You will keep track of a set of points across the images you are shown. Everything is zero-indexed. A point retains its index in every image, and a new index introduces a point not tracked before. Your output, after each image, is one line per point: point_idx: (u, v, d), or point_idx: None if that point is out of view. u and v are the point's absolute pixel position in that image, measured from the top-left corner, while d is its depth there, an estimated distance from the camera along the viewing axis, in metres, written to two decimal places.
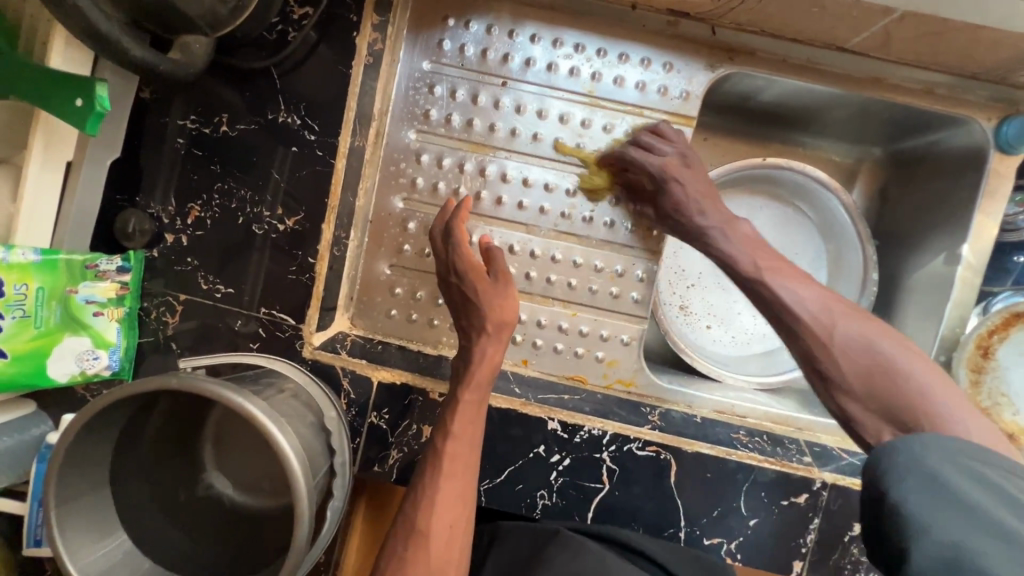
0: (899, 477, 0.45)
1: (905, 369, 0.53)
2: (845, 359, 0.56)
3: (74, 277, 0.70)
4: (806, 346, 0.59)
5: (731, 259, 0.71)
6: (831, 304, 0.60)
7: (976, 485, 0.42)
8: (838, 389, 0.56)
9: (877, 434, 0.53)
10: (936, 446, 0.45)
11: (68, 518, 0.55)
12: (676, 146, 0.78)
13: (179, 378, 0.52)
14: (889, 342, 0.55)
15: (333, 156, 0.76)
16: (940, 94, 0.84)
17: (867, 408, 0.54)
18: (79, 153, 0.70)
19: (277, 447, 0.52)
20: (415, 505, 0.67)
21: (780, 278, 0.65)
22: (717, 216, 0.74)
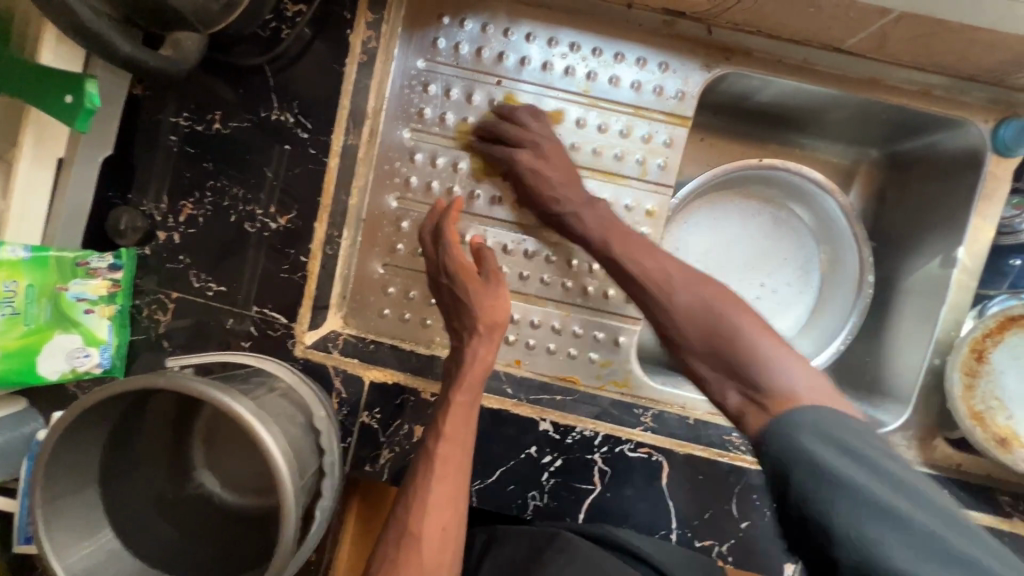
0: (785, 464, 0.47)
1: (730, 325, 0.58)
2: (686, 324, 0.61)
3: (65, 274, 0.70)
4: (658, 316, 0.64)
5: (587, 241, 0.75)
6: (671, 272, 0.65)
7: (847, 460, 0.44)
8: (685, 350, 0.61)
9: (722, 392, 0.57)
10: (810, 428, 0.47)
11: (54, 516, 0.55)
12: (532, 135, 0.78)
13: (166, 377, 0.52)
14: (720, 302, 0.60)
15: (326, 155, 0.76)
16: (937, 96, 0.83)
17: (710, 366, 0.58)
18: (70, 150, 0.70)
19: (264, 447, 0.52)
20: (408, 506, 0.67)
21: (664, 262, 0.67)
22: (574, 201, 0.76)
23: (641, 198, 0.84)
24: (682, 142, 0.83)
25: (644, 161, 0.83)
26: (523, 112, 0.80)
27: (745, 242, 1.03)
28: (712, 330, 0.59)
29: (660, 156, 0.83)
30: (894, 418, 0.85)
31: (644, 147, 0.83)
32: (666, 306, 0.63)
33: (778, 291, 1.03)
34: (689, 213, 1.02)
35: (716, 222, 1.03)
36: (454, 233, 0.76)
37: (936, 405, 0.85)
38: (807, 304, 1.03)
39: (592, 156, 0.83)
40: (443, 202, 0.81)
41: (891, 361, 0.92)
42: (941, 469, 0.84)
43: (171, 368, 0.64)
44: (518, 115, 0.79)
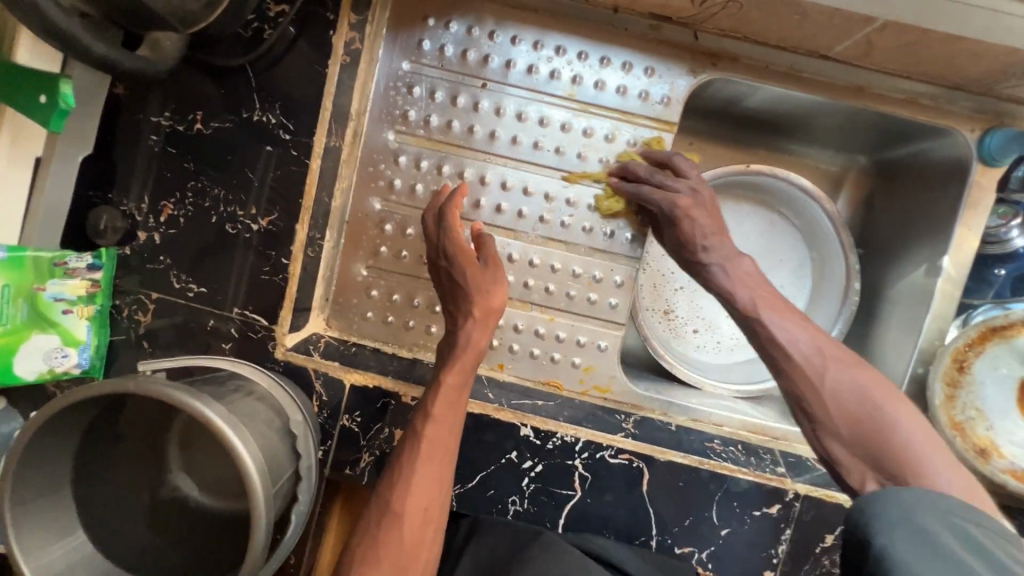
0: (888, 524, 0.47)
1: (888, 418, 0.56)
2: (832, 407, 0.58)
3: (42, 275, 0.70)
4: (797, 388, 0.61)
5: (732, 300, 0.71)
6: (825, 350, 0.62)
7: (962, 543, 0.44)
8: (824, 431, 0.59)
9: (860, 479, 0.56)
10: (927, 500, 0.48)
11: (23, 518, 0.55)
12: (689, 183, 0.77)
13: (137, 382, 0.52)
14: (877, 389, 0.58)
15: (307, 156, 0.75)
16: (924, 104, 0.83)
17: (855, 455, 0.57)
18: (48, 148, 0.70)
19: (232, 451, 0.52)
20: (390, 485, 0.67)
21: (778, 320, 0.65)
22: (721, 253, 0.74)
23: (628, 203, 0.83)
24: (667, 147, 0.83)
25: None
26: (677, 159, 0.79)
27: (735, 243, 1.03)
28: (863, 419, 0.57)
29: None
30: None
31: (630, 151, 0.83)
32: (814, 382, 0.60)
33: None
34: None
35: None
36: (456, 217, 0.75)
37: None
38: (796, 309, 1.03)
39: None
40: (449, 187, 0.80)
41: (875, 370, 0.92)
42: None
43: (143, 372, 0.63)
44: (672, 161, 0.79)
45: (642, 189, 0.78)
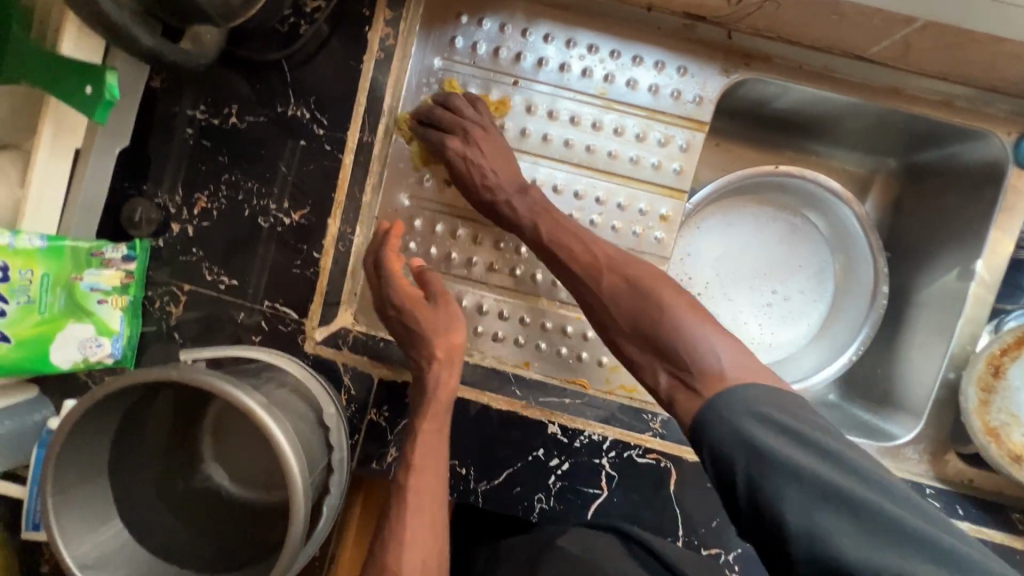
0: (727, 453, 0.49)
1: (653, 304, 0.60)
2: (614, 306, 0.62)
3: (79, 264, 0.70)
4: (589, 298, 0.66)
5: (520, 233, 0.74)
6: (611, 255, 0.67)
7: (787, 442, 0.48)
8: (615, 333, 0.63)
9: (653, 373, 0.58)
10: (744, 410, 0.50)
11: (65, 507, 0.55)
12: (463, 121, 0.76)
13: (179, 371, 0.52)
14: (648, 283, 0.62)
15: (341, 151, 0.76)
16: (960, 106, 0.82)
17: (638, 347, 0.60)
18: (87, 140, 0.70)
19: (274, 442, 0.52)
20: (387, 545, 0.68)
21: (560, 239, 0.70)
22: (509, 189, 0.74)
23: (656, 202, 0.83)
24: (699, 146, 0.82)
25: (660, 164, 0.82)
26: (455, 97, 0.78)
27: (757, 249, 1.02)
28: (637, 311, 0.60)
29: (677, 161, 0.82)
30: (905, 431, 0.85)
31: (660, 150, 0.82)
32: (596, 293, 0.65)
33: (789, 299, 1.02)
34: (702, 218, 1.01)
35: (728, 228, 1.02)
36: (395, 257, 0.74)
37: (949, 418, 0.84)
38: (822, 313, 1.01)
39: (586, 153, 0.82)
40: (384, 224, 0.78)
41: (903, 375, 0.91)
42: (953, 485, 0.83)
43: (187, 361, 0.63)
44: (451, 100, 0.77)
45: (426, 131, 0.77)
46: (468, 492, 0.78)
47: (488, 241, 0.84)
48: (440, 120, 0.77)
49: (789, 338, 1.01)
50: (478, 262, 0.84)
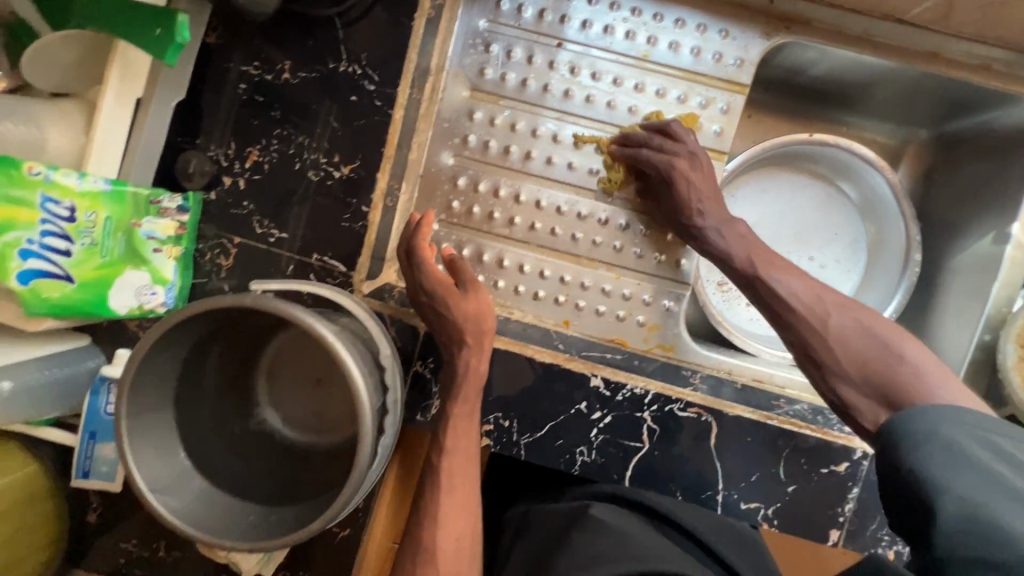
0: (911, 437, 0.50)
1: (897, 355, 0.58)
2: (840, 348, 0.61)
3: (139, 210, 0.72)
4: (803, 337, 0.64)
5: (728, 259, 0.75)
6: (823, 297, 0.65)
7: (996, 457, 0.46)
8: (834, 375, 0.61)
9: (874, 419, 0.58)
10: (945, 412, 0.51)
11: (137, 431, 0.56)
12: (687, 147, 0.78)
13: (252, 298, 0.54)
14: (880, 329, 0.61)
15: (391, 107, 0.78)
16: (997, 70, 0.82)
17: (862, 393, 0.59)
18: (148, 91, 0.72)
19: (347, 369, 0.57)
20: (421, 523, 0.72)
21: (774, 273, 0.70)
22: (715, 217, 0.77)
23: None
24: (739, 108, 0.83)
25: (701, 126, 0.84)
26: (677, 123, 0.79)
27: (790, 218, 1.03)
28: (866, 358, 0.59)
29: (717, 123, 0.84)
30: None
31: (702, 112, 0.84)
32: (819, 333, 0.63)
33: (824, 268, 1.03)
34: (736, 186, 1.03)
35: (762, 196, 1.03)
36: (427, 245, 0.75)
37: (984, 379, 0.85)
38: (853, 281, 1.02)
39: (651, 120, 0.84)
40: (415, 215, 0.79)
41: (935, 341, 0.92)
42: None
43: (254, 292, 0.63)
44: (672, 126, 0.79)
45: (637, 153, 0.80)
46: (510, 444, 0.79)
47: (530, 200, 0.85)
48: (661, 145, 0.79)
49: None
50: (520, 221, 0.86)
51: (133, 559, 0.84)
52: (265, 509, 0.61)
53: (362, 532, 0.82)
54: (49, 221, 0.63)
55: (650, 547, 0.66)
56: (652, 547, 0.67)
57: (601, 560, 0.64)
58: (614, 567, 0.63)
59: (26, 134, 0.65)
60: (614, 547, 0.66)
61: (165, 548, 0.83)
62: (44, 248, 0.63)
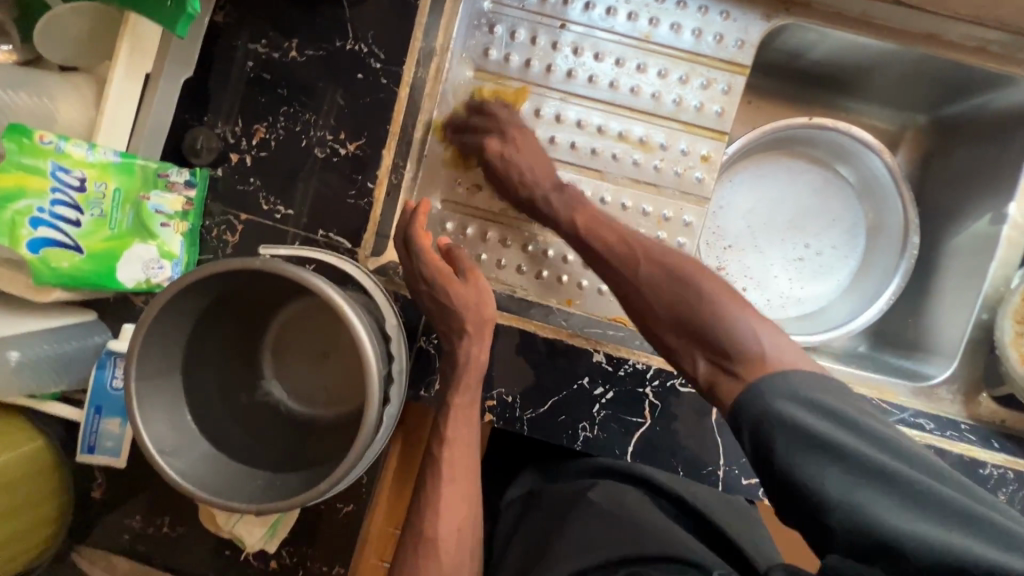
0: (766, 428, 0.52)
1: (693, 292, 0.62)
2: (654, 298, 0.64)
3: (147, 184, 0.73)
4: (626, 292, 0.67)
5: (557, 225, 0.75)
6: (636, 245, 0.69)
7: (837, 429, 0.50)
8: (654, 325, 0.65)
9: (692, 361, 0.61)
10: (783, 390, 0.52)
11: (146, 395, 0.57)
12: (501, 124, 0.81)
13: (262, 261, 0.55)
14: (689, 272, 0.64)
15: (396, 84, 0.79)
16: (994, 52, 0.84)
17: (675, 334, 0.62)
18: (158, 67, 0.74)
19: (353, 332, 0.57)
20: (421, 514, 0.71)
21: (598, 232, 0.72)
22: (544, 184, 0.77)
23: (698, 143, 0.86)
24: (740, 89, 0.85)
25: (702, 106, 0.85)
26: (490, 103, 0.83)
27: (789, 203, 1.05)
28: (677, 300, 0.63)
29: (718, 104, 0.85)
30: (938, 372, 0.87)
31: (703, 93, 0.85)
32: (633, 286, 0.66)
33: (820, 254, 1.04)
34: (735, 171, 1.04)
35: (761, 182, 1.04)
36: (425, 235, 0.74)
37: (982, 358, 0.86)
38: (852, 266, 1.03)
39: (652, 101, 0.85)
40: (412, 205, 0.79)
41: (932, 323, 0.92)
42: (986, 424, 0.85)
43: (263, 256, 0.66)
44: (489, 106, 0.82)
45: (465, 135, 0.83)
46: (514, 420, 0.79)
47: None
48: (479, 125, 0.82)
49: (820, 292, 1.03)
50: None
51: (139, 536, 0.84)
52: (272, 475, 0.62)
53: (366, 507, 0.83)
54: (60, 190, 0.65)
55: (646, 523, 0.69)
56: (652, 530, 0.68)
57: (599, 546, 0.66)
58: (603, 551, 0.65)
59: (37, 106, 0.67)
60: (609, 532, 0.68)
61: (169, 524, 0.84)
62: (54, 217, 0.64)
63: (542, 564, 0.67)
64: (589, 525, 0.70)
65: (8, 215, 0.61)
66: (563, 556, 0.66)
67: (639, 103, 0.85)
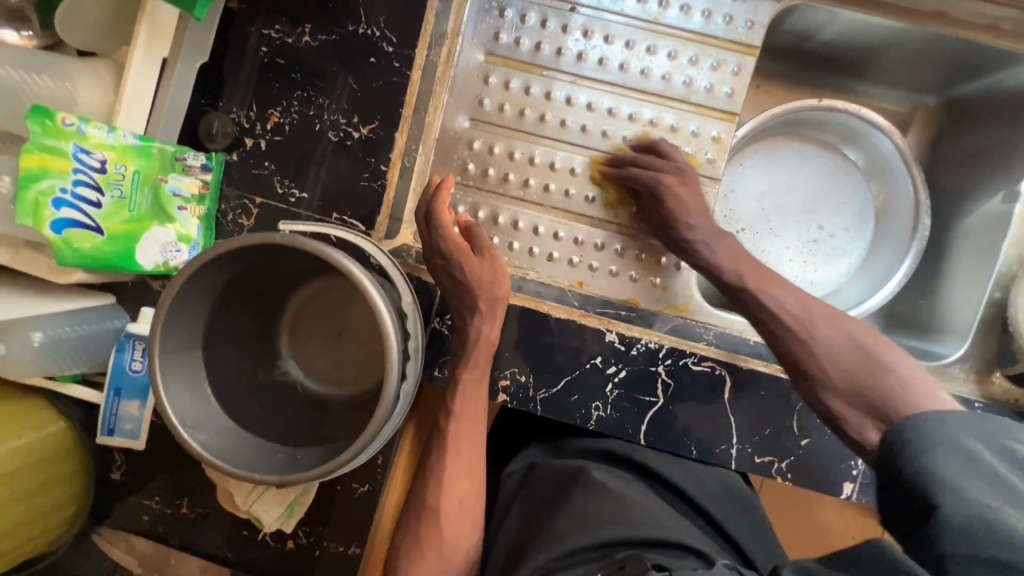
0: (922, 443, 0.46)
1: (884, 369, 0.56)
2: (830, 364, 0.59)
3: (165, 167, 0.74)
4: (791, 348, 0.63)
5: (716, 271, 0.74)
6: (810, 306, 0.65)
7: (1013, 467, 0.42)
8: (821, 386, 0.60)
9: (861, 429, 0.56)
10: (956, 418, 0.47)
11: (170, 367, 0.58)
12: (676, 164, 0.81)
13: (282, 236, 0.56)
14: (870, 340, 0.59)
15: (409, 68, 0.79)
16: (1005, 30, 0.83)
17: (851, 404, 0.57)
18: (173, 51, 0.74)
19: (371, 303, 0.58)
20: (426, 482, 0.73)
21: (763, 285, 0.69)
22: (704, 229, 0.76)
23: (708, 124, 0.86)
24: (750, 70, 0.85)
25: (712, 88, 0.85)
26: (665, 144, 0.83)
27: (798, 186, 1.05)
28: (853, 371, 0.58)
29: (729, 84, 0.85)
30: (951, 351, 0.87)
31: (713, 74, 0.85)
32: (806, 344, 0.62)
33: (833, 237, 1.04)
34: (744, 156, 1.04)
35: (771, 165, 1.05)
36: (447, 209, 0.74)
37: (994, 337, 0.86)
38: (861, 249, 1.04)
39: (661, 83, 0.85)
40: (435, 179, 0.78)
41: (943, 303, 0.93)
42: (998, 402, 0.85)
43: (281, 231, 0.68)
44: (664, 146, 0.83)
45: (626, 172, 0.83)
46: (527, 400, 0.80)
47: (544, 162, 0.87)
48: (648, 165, 0.82)
49: (831, 276, 1.03)
50: (534, 184, 0.87)
51: (157, 517, 0.85)
52: (292, 449, 0.63)
53: (381, 487, 0.84)
54: (82, 171, 0.66)
55: (650, 514, 0.66)
56: (650, 513, 0.67)
57: (599, 522, 0.65)
58: (609, 530, 0.63)
59: (59, 90, 0.68)
60: (611, 510, 0.66)
61: (188, 505, 0.85)
62: (76, 198, 0.65)
63: (538, 536, 0.66)
64: (592, 503, 0.68)
65: (32, 195, 0.62)
66: (561, 532, 0.65)
67: (648, 85, 0.86)
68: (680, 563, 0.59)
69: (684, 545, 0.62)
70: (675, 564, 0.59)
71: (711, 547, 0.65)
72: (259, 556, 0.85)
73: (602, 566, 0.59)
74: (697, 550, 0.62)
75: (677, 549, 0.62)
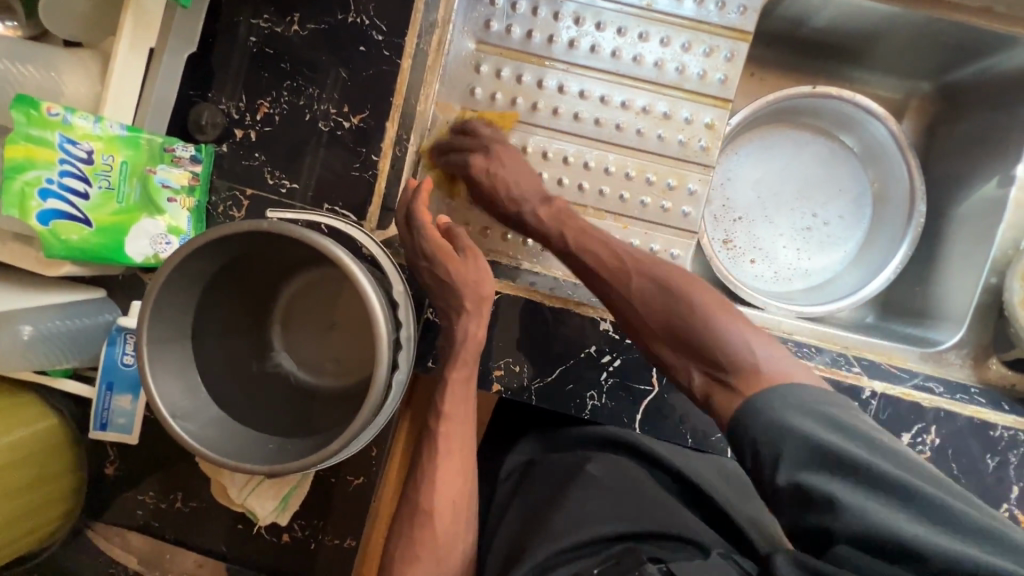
0: (774, 442, 0.51)
1: (683, 304, 0.63)
2: (645, 311, 0.65)
3: (154, 158, 0.73)
4: (614, 301, 0.68)
5: (549, 240, 0.75)
6: (623, 254, 0.70)
7: (842, 438, 0.49)
8: (647, 337, 0.66)
9: (687, 373, 0.62)
10: (785, 401, 0.53)
11: (159, 358, 0.58)
12: (481, 140, 0.80)
13: (269, 223, 0.56)
14: (675, 281, 0.65)
15: (399, 56, 0.78)
16: (999, 13, 0.82)
17: (673, 349, 0.63)
18: (160, 42, 0.73)
19: (360, 290, 0.58)
20: (417, 486, 0.72)
21: (584, 245, 0.72)
22: (531, 201, 0.77)
23: (701, 111, 0.86)
24: (743, 56, 0.84)
25: (705, 74, 0.85)
26: (473, 122, 0.82)
27: (794, 174, 1.04)
28: (669, 314, 0.63)
29: (722, 71, 0.85)
30: (948, 337, 0.86)
31: (705, 60, 0.85)
32: (625, 300, 0.67)
33: (828, 225, 1.04)
34: (739, 144, 1.03)
35: (766, 153, 1.04)
36: (427, 211, 0.74)
37: (991, 323, 0.85)
38: (858, 237, 1.03)
39: (654, 69, 0.85)
40: (413, 181, 0.78)
41: (939, 289, 0.92)
42: (995, 388, 0.84)
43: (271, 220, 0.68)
44: (468, 124, 0.82)
45: (446, 158, 0.82)
46: (521, 390, 0.80)
47: (536, 151, 0.86)
48: (461, 144, 0.81)
49: (826, 264, 1.03)
50: None
51: (153, 513, 0.85)
52: (283, 440, 0.62)
53: (376, 479, 0.83)
54: (69, 162, 0.65)
55: (646, 509, 0.66)
56: (646, 506, 0.66)
57: (598, 521, 0.64)
58: (606, 528, 0.62)
59: (45, 81, 0.67)
60: (608, 506, 0.66)
61: (183, 500, 0.84)
62: (63, 188, 0.65)
63: (536, 532, 0.65)
64: (589, 498, 0.67)
65: (18, 186, 0.61)
66: (558, 531, 0.63)
67: (641, 72, 0.85)
68: (677, 554, 0.59)
69: (682, 538, 0.61)
70: (673, 557, 0.58)
71: (714, 538, 0.65)
72: (255, 550, 0.84)
73: (599, 561, 0.59)
74: (696, 541, 0.61)
75: (677, 541, 0.62)
